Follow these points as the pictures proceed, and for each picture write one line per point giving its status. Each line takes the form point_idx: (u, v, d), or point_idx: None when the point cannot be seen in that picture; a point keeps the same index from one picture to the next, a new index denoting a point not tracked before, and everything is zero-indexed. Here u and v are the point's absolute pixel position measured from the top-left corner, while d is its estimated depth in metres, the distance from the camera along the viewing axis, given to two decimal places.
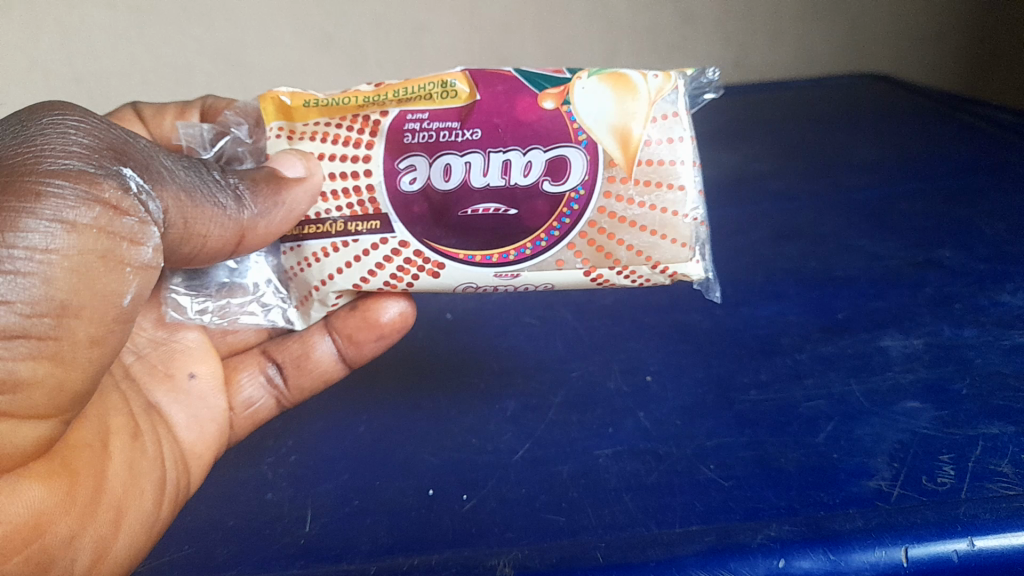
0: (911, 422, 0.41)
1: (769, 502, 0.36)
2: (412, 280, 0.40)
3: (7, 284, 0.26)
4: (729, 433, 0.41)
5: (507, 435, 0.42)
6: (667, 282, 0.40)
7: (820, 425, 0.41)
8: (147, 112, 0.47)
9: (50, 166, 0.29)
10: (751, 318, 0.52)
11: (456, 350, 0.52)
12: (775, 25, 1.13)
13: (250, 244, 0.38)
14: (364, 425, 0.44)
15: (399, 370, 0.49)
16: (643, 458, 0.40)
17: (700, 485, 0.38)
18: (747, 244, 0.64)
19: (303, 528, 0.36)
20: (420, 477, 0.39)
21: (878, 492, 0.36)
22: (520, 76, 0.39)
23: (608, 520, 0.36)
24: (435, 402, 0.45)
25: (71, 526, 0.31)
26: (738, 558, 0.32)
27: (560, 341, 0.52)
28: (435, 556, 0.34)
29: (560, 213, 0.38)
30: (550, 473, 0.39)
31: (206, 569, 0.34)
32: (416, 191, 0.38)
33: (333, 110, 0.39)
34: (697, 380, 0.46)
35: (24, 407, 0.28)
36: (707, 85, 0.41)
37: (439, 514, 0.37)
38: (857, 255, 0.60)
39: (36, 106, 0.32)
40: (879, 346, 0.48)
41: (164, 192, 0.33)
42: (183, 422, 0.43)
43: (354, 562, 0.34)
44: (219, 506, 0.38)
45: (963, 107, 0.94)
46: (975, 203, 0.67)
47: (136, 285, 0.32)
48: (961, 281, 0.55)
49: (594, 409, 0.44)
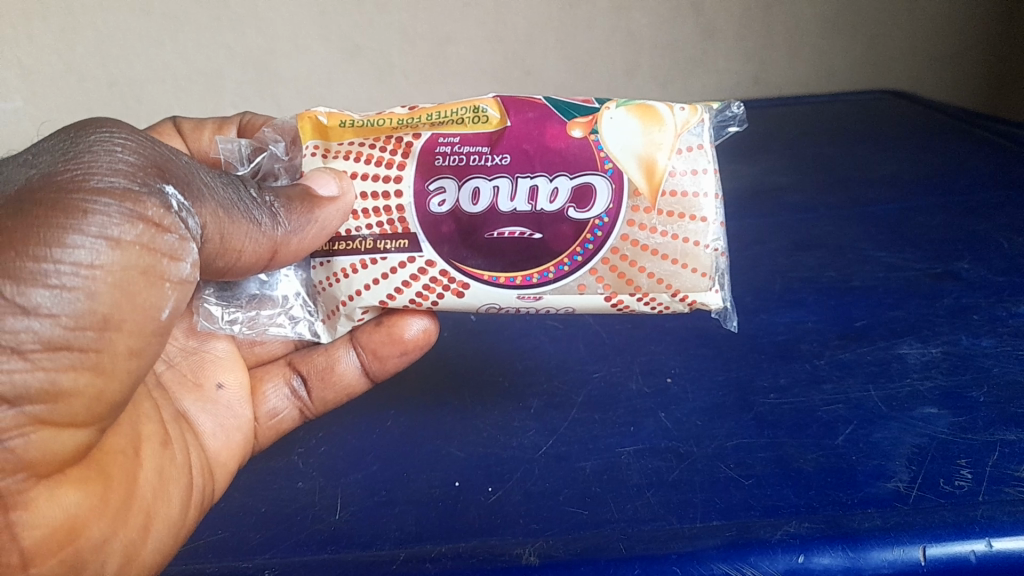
0: (928, 426, 0.42)
1: (789, 501, 0.38)
2: (437, 299, 0.41)
3: (53, 298, 0.28)
4: (749, 434, 0.43)
5: (530, 431, 0.45)
6: (685, 310, 0.40)
7: (838, 428, 0.43)
8: (186, 126, 0.50)
9: (97, 183, 0.30)
10: (771, 324, 0.54)
11: (478, 352, 0.53)
12: (796, 40, 1.13)
13: (283, 258, 0.39)
14: (392, 419, 0.47)
15: (425, 380, 0.50)
16: (665, 455, 0.42)
17: (721, 482, 0.39)
18: (765, 252, 0.65)
19: (332, 516, 0.39)
20: (446, 470, 0.42)
21: (896, 493, 0.38)
22: (551, 104, 0.40)
23: (631, 513, 0.38)
24: (462, 399, 0.48)
25: (105, 530, 0.32)
26: (759, 552, 0.35)
27: (581, 344, 0.53)
28: (462, 544, 0.37)
29: (583, 238, 0.39)
30: (574, 468, 0.41)
31: (241, 551, 0.38)
32: (445, 212, 0.39)
33: (367, 130, 0.41)
34: (717, 382, 0.47)
35: (64, 414, 0.29)
36: (732, 119, 0.42)
37: (465, 505, 0.39)
38: (874, 265, 0.61)
39: (84, 120, 0.33)
40: (897, 353, 0.49)
41: (203, 209, 0.34)
42: (210, 429, 0.44)
43: (383, 549, 0.37)
44: (251, 493, 0.42)
45: (980, 123, 0.94)
46: (993, 217, 0.68)
47: (175, 299, 0.33)
48: (979, 292, 0.55)
49: (616, 408, 0.46)
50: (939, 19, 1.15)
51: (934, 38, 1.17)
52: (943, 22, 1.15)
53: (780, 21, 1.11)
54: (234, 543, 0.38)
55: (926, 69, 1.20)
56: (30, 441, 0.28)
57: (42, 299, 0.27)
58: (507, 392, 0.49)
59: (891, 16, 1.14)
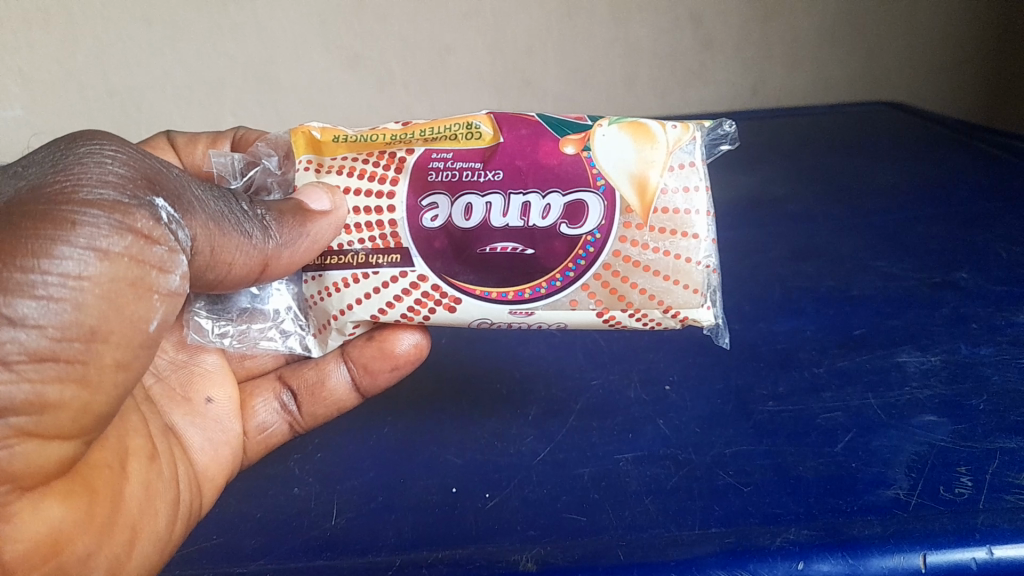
0: (928, 435, 0.42)
1: (789, 508, 0.37)
2: (429, 313, 0.41)
3: (40, 309, 0.28)
4: (748, 441, 0.42)
5: (529, 438, 0.44)
6: (677, 327, 0.40)
7: (838, 436, 0.42)
8: (179, 141, 0.50)
9: (86, 195, 0.30)
10: (770, 333, 0.53)
11: (479, 358, 0.53)
12: (794, 53, 1.14)
13: (273, 272, 0.39)
14: (388, 425, 0.47)
15: (422, 390, 0.50)
16: (664, 462, 0.41)
17: (719, 490, 0.39)
18: (764, 261, 0.65)
19: (330, 521, 0.39)
20: (445, 476, 0.42)
21: (896, 500, 0.37)
22: (543, 122, 0.41)
23: (630, 520, 0.38)
24: (460, 408, 0.48)
25: (88, 545, 0.32)
26: (758, 560, 0.34)
27: (580, 351, 0.53)
28: (460, 551, 0.36)
29: (576, 254, 0.39)
30: (572, 475, 0.41)
31: (238, 557, 0.37)
32: (437, 228, 0.39)
33: (360, 146, 0.41)
34: (716, 390, 0.47)
35: (49, 427, 0.29)
36: (723, 137, 0.42)
37: (464, 511, 0.39)
38: (873, 274, 0.61)
39: (75, 132, 0.33)
40: (896, 361, 0.49)
41: (194, 221, 0.34)
42: (199, 444, 0.44)
43: (380, 554, 0.37)
44: (251, 501, 0.41)
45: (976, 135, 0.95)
46: (991, 226, 0.68)
47: (163, 312, 0.33)
48: (979, 302, 0.55)
49: (614, 416, 0.46)
50: (935, 32, 1.16)
51: (930, 52, 1.18)
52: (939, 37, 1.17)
53: (777, 34, 1.12)
54: (231, 549, 0.38)
55: (922, 82, 1.21)
56: (15, 454, 0.28)
57: (28, 310, 0.27)
58: (504, 400, 0.48)
59: (888, 30, 1.15)
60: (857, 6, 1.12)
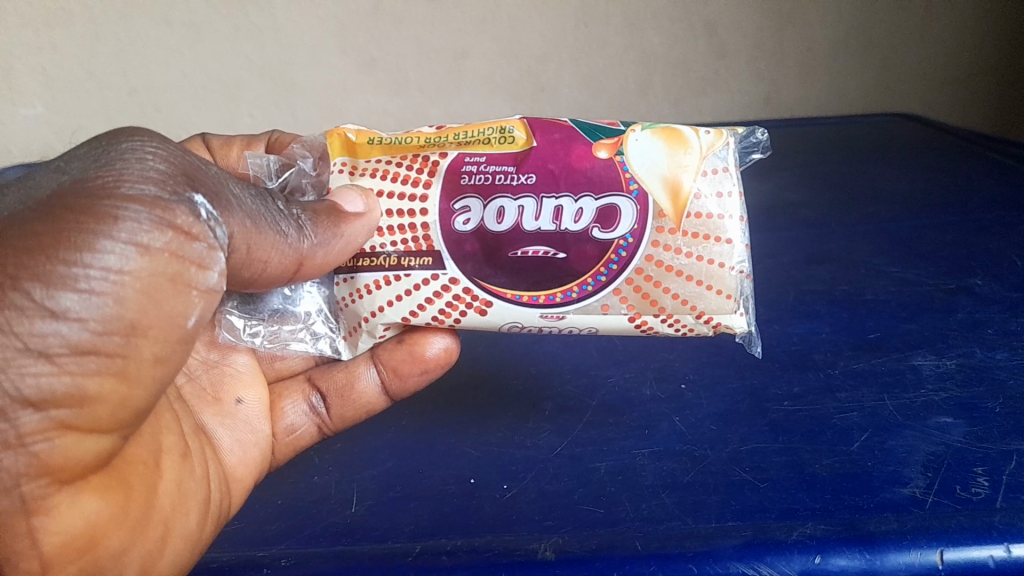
0: (944, 435, 0.42)
1: (804, 504, 0.37)
2: (459, 316, 0.41)
3: (82, 302, 0.28)
4: (763, 439, 0.42)
5: (547, 433, 0.44)
6: (709, 333, 0.40)
7: (853, 435, 0.42)
8: (215, 143, 0.51)
9: (127, 190, 0.30)
10: (785, 336, 0.53)
11: (495, 357, 0.53)
12: (807, 63, 1.14)
13: (307, 272, 0.39)
14: (407, 418, 0.47)
15: (442, 386, 0.50)
16: (681, 458, 0.41)
17: (735, 485, 0.39)
18: (778, 266, 0.65)
19: (349, 509, 0.39)
20: (461, 467, 0.42)
21: (912, 498, 0.37)
22: (577, 127, 0.41)
23: (646, 513, 0.37)
24: (480, 401, 0.48)
25: (122, 542, 0.32)
26: (774, 553, 0.34)
27: (596, 350, 0.53)
28: (478, 538, 0.36)
29: (608, 258, 0.39)
30: (588, 469, 0.41)
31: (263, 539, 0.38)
32: (469, 231, 0.40)
33: (395, 149, 0.41)
34: (731, 390, 0.47)
35: (89, 420, 0.29)
36: (756, 145, 0.42)
37: (482, 500, 0.39)
38: (889, 280, 0.60)
39: (117, 130, 0.33)
40: (911, 364, 0.49)
41: (231, 218, 0.34)
42: (228, 445, 0.44)
43: (399, 542, 0.36)
44: (282, 493, 0.42)
45: (992, 145, 0.95)
46: (1006, 235, 0.68)
47: (200, 308, 0.33)
48: (994, 307, 0.55)
49: (630, 412, 0.46)
50: (952, 42, 1.16)
51: (946, 64, 1.18)
52: (953, 48, 1.17)
53: (792, 42, 1.12)
54: (255, 532, 0.39)
55: (936, 94, 1.21)
56: (54, 446, 0.28)
57: (71, 303, 0.28)
58: (521, 394, 0.48)
59: (902, 41, 1.15)
60: (872, 16, 1.12)
